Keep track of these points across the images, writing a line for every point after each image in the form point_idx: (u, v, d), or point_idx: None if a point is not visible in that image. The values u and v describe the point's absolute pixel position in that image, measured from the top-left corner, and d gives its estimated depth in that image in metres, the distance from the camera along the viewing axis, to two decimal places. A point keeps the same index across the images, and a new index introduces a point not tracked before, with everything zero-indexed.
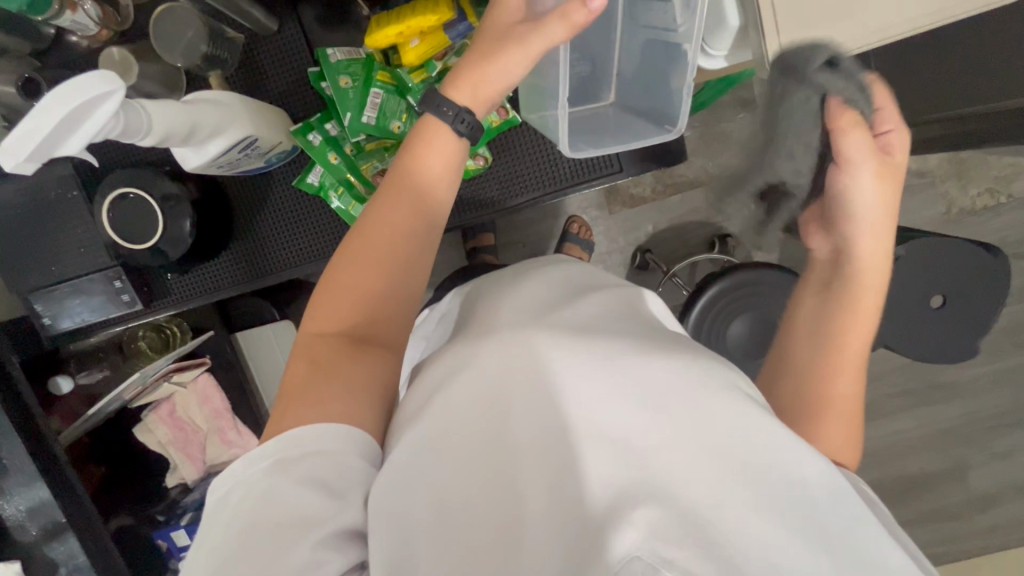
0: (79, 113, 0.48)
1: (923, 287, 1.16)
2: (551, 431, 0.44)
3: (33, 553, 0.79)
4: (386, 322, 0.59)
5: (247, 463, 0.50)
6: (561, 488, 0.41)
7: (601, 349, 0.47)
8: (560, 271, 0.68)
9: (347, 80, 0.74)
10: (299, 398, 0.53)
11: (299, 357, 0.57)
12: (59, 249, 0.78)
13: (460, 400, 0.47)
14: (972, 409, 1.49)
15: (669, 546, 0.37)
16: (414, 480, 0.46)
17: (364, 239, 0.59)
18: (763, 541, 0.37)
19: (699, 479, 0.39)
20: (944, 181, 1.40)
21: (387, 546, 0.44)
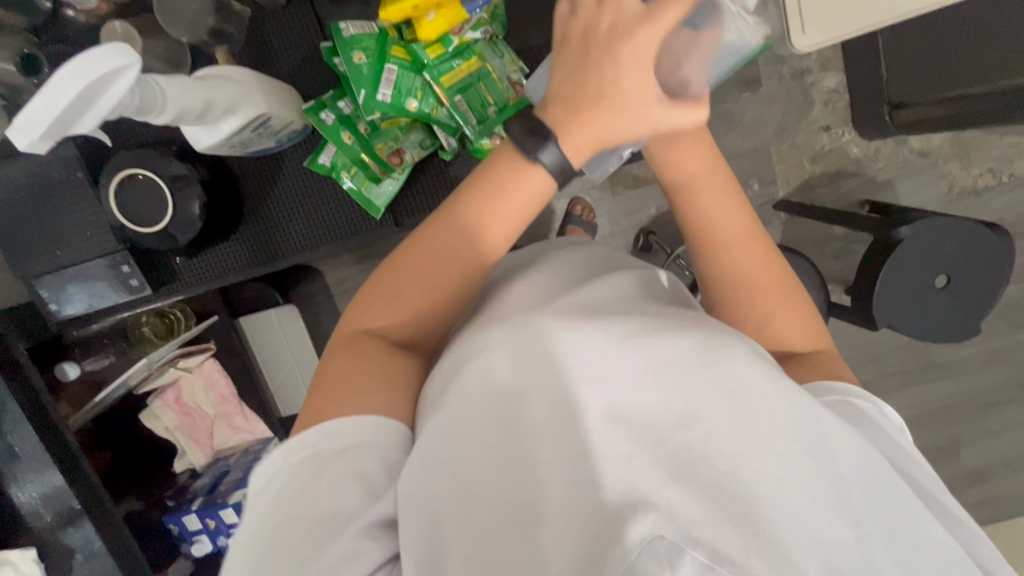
0: (95, 88, 0.46)
1: (930, 267, 1.16)
2: (571, 414, 0.43)
3: (49, 539, 0.79)
4: (426, 326, 0.58)
5: (283, 453, 0.50)
6: (581, 473, 0.40)
7: (617, 329, 0.46)
8: (574, 253, 0.67)
9: (360, 55, 0.71)
10: (329, 387, 0.52)
11: (335, 353, 0.56)
12: (63, 233, 0.76)
13: (478, 384, 0.46)
14: (965, 386, 1.51)
15: (694, 525, 0.36)
16: (436, 466, 0.45)
17: (420, 260, 0.57)
18: (792, 517, 0.36)
19: (726, 457, 0.38)
20: (946, 161, 1.40)
21: (418, 535, 0.43)
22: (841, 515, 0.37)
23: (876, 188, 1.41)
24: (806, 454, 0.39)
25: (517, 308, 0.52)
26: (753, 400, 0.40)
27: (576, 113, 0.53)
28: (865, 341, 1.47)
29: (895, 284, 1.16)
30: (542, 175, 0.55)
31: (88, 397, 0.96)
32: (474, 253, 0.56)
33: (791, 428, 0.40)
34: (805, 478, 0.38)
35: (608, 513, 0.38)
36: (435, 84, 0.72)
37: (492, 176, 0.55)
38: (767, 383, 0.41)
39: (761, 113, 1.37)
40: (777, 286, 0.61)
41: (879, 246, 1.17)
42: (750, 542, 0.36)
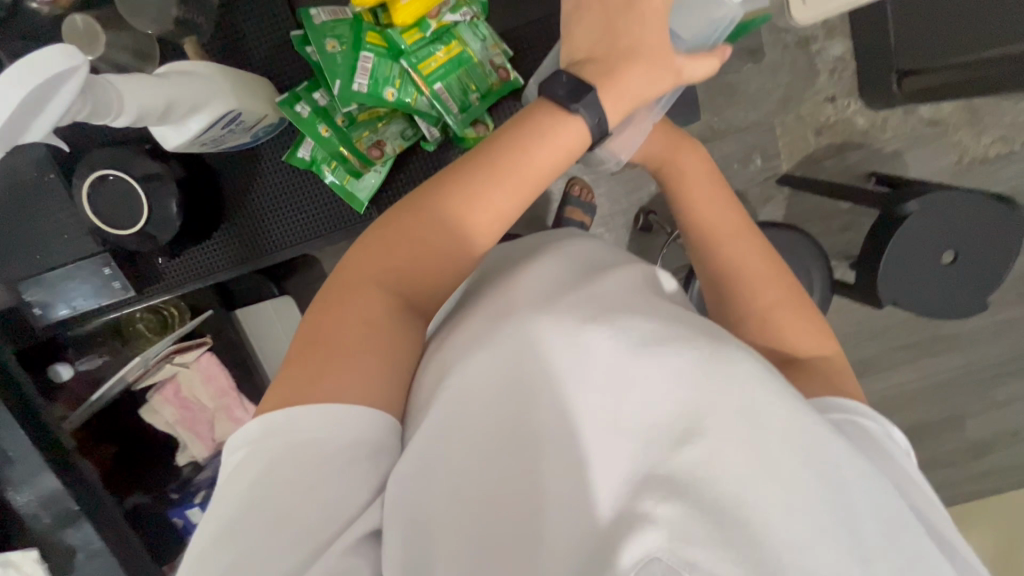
0: (41, 92, 0.44)
1: (938, 242, 1.12)
2: (571, 425, 0.41)
3: (50, 540, 0.80)
4: (440, 284, 0.52)
5: (265, 425, 0.44)
6: (579, 485, 0.39)
7: (629, 335, 0.44)
8: (578, 246, 0.63)
9: (333, 43, 0.68)
10: (317, 359, 0.46)
11: (323, 310, 0.49)
12: (43, 238, 0.76)
13: (478, 384, 0.45)
14: (971, 359, 1.48)
15: (695, 548, 0.35)
16: (427, 472, 0.43)
17: (439, 200, 0.51)
18: (797, 546, 0.35)
19: (734, 476, 0.36)
20: (957, 130, 1.34)
21: (404, 539, 0.40)
22: (846, 546, 0.36)
23: (883, 159, 1.36)
24: (814, 480, 0.37)
25: (521, 302, 0.49)
26: (761, 419, 0.39)
27: (609, 64, 0.58)
28: (870, 317, 1.45)
29: (901, 261, 1.13)
30: (582, 124, 0.55)
31: (84, 395, 0.96)
32: (501, 201, 0.52)
33: (800, 451, 0.38)
34: (812, 505, 0.37)
35: (607, 528, 0.37)
36: (414, 71, 0.69)
37: (533, 122, 0.54)
38: (778, 404, 0.40)
39: (764, 84, 1.32)
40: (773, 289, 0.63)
41: (884, 222, 1.14)
42: (753, 567, 0.34)
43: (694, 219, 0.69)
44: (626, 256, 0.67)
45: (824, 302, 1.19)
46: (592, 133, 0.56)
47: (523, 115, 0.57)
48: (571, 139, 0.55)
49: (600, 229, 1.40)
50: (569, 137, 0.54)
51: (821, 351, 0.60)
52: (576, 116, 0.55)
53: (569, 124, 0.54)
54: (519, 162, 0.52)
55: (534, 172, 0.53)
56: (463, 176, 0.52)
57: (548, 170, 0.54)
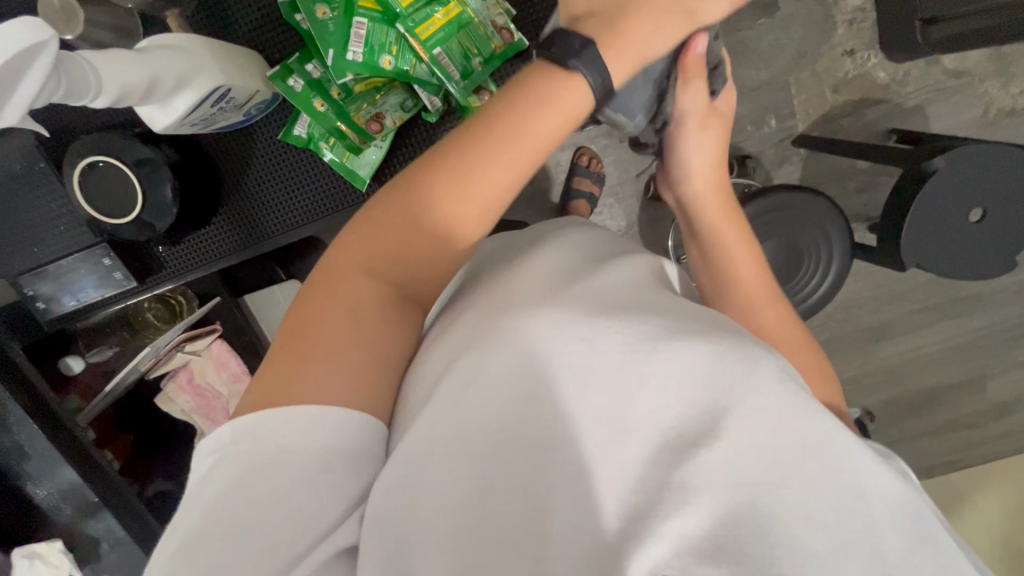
0: (7, 71, 0.41)
1: (965, 199, 1.07)
2: (573, 427, 0.39)
3: (74, 531, 0.81)
4: (438, 274, 0.49)
5: (235, 433, 0.42)
6: (582, 491, 0.37)
7: (633, 332, 0.41)
8: (574, 236, 0.60)
9: (324, 9, 0.64)
10: (300, 358, 0.43)
11: (306, 304, 0.46)
12: (38, 230, 0.74)
13: (482, 385, 0.42)
14: (994, 320, 1.44)
15: (703, 563, 0.33)
16: (409, 480, 0.40)
17: (428, 182, 0.48)
18: (817, 560, 0.33)
19: (745, 483, 0.35)
20: (984, 80, 1.27)
21: (379, 540, 0.39)
22: (863, 559, 0.34)
23: (905, 115, 1.29)
24: (834, 491, 0.35)
25: (522, 295, 0.46)
26: (781, 426, 0.37)
27: (601, 6, 0.55)
28: (889, 280, 1.40)
29: (926, 222, 1.08)
30: (584, 86, 0.50)
31: (98, 386, 0.98)
32: (495, 178, 0.48)
33: (820, 457, 0.36)
34: (831, 514, 0.35)
35: (609, 538, 0.35)
36: (411, 36, 0.65)
37: (533, 89, 0.49)
38: (802, 410, 0.38)
39: (778, 40, 1.25)
40: (786, 333, 0.60)
41: (907, 181, 1.08)
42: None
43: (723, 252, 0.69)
44: (627, 245, 0.64)
45: (844, 267, 1.14)
46: (596, 94, 0.51)
47: (520, 82, 0.53)
48: (573, 101, 0.50)
49: (609, 199, 1.36)
50: (575, 101, 0.50)
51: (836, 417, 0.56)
52: (576, 75, 0.50)
53: (572, 87, 0.50)
54: (516, 132, 0.48)
55: (532, 142, 0.49)
56: (454, 152, 0.48)
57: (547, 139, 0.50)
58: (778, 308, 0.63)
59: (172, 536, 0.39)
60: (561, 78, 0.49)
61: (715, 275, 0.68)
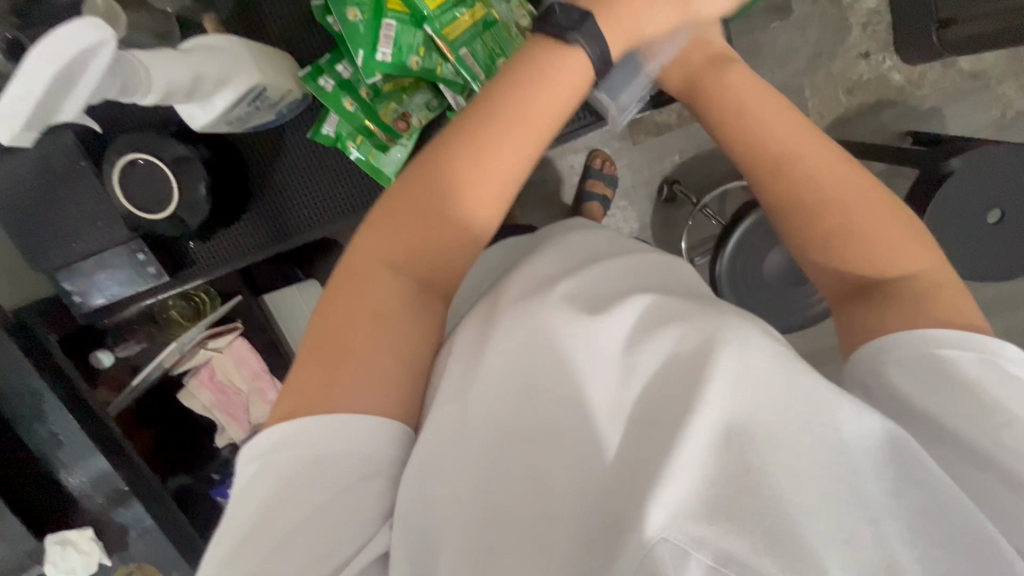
0: (71, 72, 0.44)
1: (982, 199, 1.06)
2: (579, 411, 0.41)
3: (104, 519, 0.83)
4: (451, 265, 0.51)
5: (273, 439, 0.43)
6: (585, 470, 0.39)
7: (617, 324, 0.45)
8: (579, 233, 0.62)
9: (355, 11, 0.66)
10: (326, 361, 0.45)
11: (330, 305, 0.47)
12: (75, 225, 0.76)
13: (489, 375, 0.43)
14: (1014, 324, 1.43)
15: (700, 522, 0.34)
16: (427, 477, 0.41)
17: (438, 165, 0.50)
18: (807, 514, 0.34)
19: (732, 445, 0.37)
20: (1001, 83, 1.27)
21: (409, 540, 0.40)
22: (860, 513, 0.35)
23: (921, 117, 1.29)
24: (816, 447, 0.37)
25: (519, 290, 0.50)
26: (764, 392, 0.38)
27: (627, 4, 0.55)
28: None
29: (944, 222, 1.07)
30: (582, 55, 0.52)
31: (126, 380, 1.01)
32: (505, 151, 0.50)
33: (798, 417, 0.38)
34: (818, 474, 0.36)
35: (611, 511, 0.36)
36: (438, 38, 0.67)
37: (529, 63, 0.52)
38: (770, 375, 0.39)
39: (793, 42, 1.26)
40: (838, 191, 0.54)
41: (924, 182, 1.08)
42: (762, 538, 0.33)
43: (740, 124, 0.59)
44: (634, 244, 0.65)
45: None
46: (595, 65, 0.53)
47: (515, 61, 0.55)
48: (570, 72, 0.52)
49: (623, 202, 1.37)
50: (575, 70, 0.52)
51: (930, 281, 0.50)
52: (574, 47, 0.52)
53: (570, 54, 0.52)
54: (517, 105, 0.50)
55: (537, 111, 0.50)
56: (467, 135, 0.50)
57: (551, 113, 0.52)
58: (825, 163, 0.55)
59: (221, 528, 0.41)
60: (555, 47, 0.52)
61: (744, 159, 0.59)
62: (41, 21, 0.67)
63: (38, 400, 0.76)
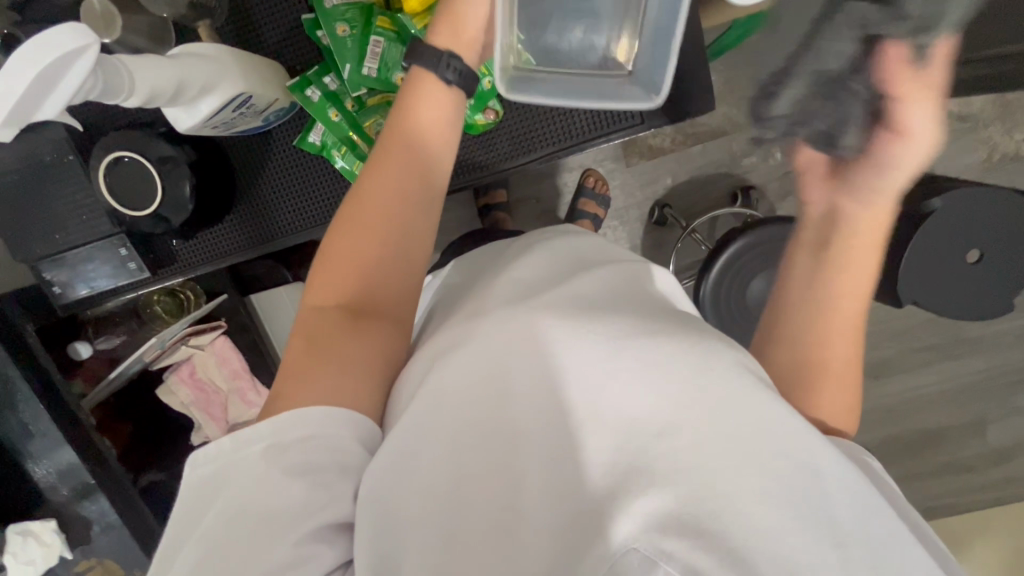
0: (52, 71, 0.45)
1: (962, 239, 1.08)
2: (554, 414, 0.39)
3: (67, 512, 0.82)
4: (388, 287, 0.55)
5: (235, 443, 0.44)
6: (556, 476, 0.37)
7: (603, 332, 0.42)
8: (565, 241, 0.62)
9: (344, 27, 0.68)
10: (298, 368, 0.48)
11: (296, 334, 0.51)
12: (59, 217, 0.77)
13: (457, 378, 0.43)
14: (995, 363, 1.44)
15: (667, 537, 0.32)
16: (400, 473, 0.41)
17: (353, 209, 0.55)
18: (769, 536, 0.32)
19: (701, 464, 0.34)
20: (987, 126, 1.30)
21: (374, 541, 0.40)
22: (826, 539, 0.32)
23: None
24: (790, 471, 0.34)
25: (496, 302, 0.49)
26: (740, 411, 0.36)
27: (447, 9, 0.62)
28: (889, 316, 1.42)
29: (924, 259, 1.09)
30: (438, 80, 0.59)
31: (103, 373, 1.01)
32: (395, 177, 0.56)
33: (770, 439, 0.36)
34: (786, 497, 0.33)
35: (579, 510, 0.35)
36: None
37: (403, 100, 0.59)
38: (743, 394, 0.37)
39: None
40: (847, 374, 0.54)
41: (905, 219, 1.10)
42: (728, 558, 0.31)
43: (835, 266, 0.56)
44: (629, 253, 0.64)
45: None
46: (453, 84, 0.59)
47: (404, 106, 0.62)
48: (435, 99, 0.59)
49: (614, 222, 1.39)
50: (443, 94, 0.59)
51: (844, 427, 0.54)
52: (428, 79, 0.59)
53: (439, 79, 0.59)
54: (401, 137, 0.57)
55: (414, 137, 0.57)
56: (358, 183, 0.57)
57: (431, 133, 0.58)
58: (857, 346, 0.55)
59: (177, 503, 0.43)
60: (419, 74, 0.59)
61: (806, 290, 0.56)
62: (41, 18, 0.69)
63: (10, 389, 0.77)
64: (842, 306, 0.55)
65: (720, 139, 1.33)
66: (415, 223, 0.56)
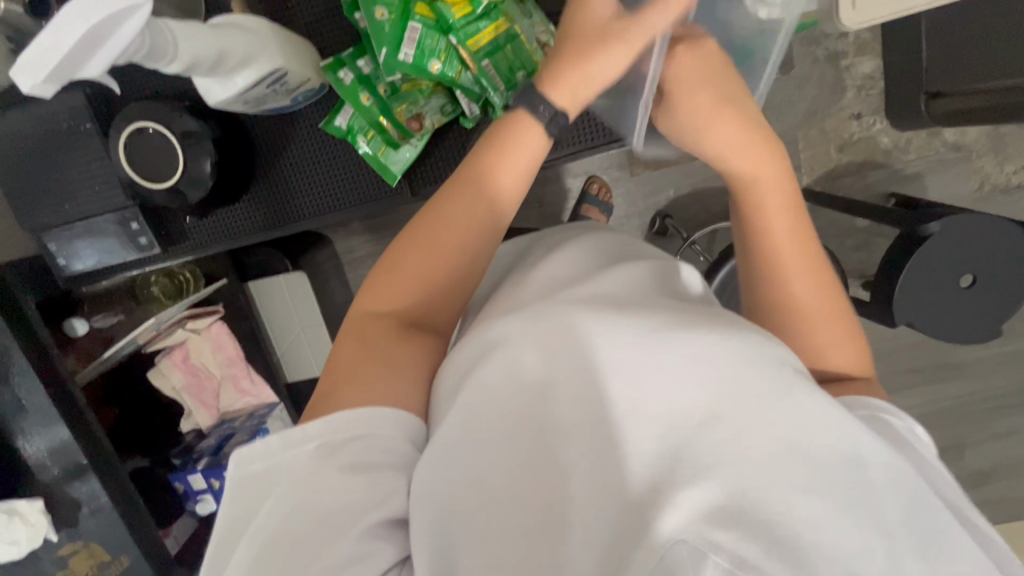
0: (102, 30, 0.45)
1: (956, 265, 1.11)
2: (595, 407, 0.39)
3: (56, 492, 0.80)
4: (440, 299, 0.56)
5: (285, 439, 0.44)
6: (603, 470, 0.37)
7: (642, 325, 0.42)
8: (593, 237, 0.63)
9: (382, 11, 0.68)
10: (350, 370, 0.49)
11: (348, 336, 0.53)
12: (69, 186, 0.75)
13: (493, 374, 0.42)
14: (976, 389, 1.47)
15: (717, 528, 0.33)
16: (444, 471, 0.42)
17: (426, 230, 0.56)
18: (815, 526, 0.32)
19: (748, 459, 0.34)
20: (980, 156, 1.33)
21: (432, 539, 0.41)
22: (870, 525, 0.33)
23: (905, 181, 1.35)
24: (831, 461, 0.35)
25: (531, 296, 0.49)
26: (782, 403, 0.36)
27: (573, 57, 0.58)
28: (877, 337, 1.44)
29: (919, 282, 1.11)
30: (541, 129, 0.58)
31: (96, 352, 0.96)
32: (463, 210, 0.56)
33: (811, 430, 0.36)
34: (833, 485, 0.34)
35: (625, 506, 0.35)
36: (461, 47, 0.68)
37: (498, 134, 0.58)
38: (786, 386, 0.37)
39: (791, 96, 1.31)
40: (823, 306, 0.57)
41: (904, 241, 1.12)
42: (775, 549, 0.32)
43: (751, 220, 0.59)
44: (651, 249, 0.65)
45: None
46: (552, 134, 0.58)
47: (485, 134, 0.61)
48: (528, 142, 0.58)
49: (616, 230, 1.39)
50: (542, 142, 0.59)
51: (852, 361, 0.57)
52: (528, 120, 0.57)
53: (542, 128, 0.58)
54: (487, 172, 0.57)
55: (505, 177, 0.57)
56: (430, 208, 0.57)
57: (520, 173, 0.58)
58: (809, 276, 0.58)
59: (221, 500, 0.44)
60: (524, 117, 0.57)
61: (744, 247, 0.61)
62: None
63: (7, 362, 0.74)
64: (779, 252, 0.58)
65: None
66: (479, 255, 0.57)
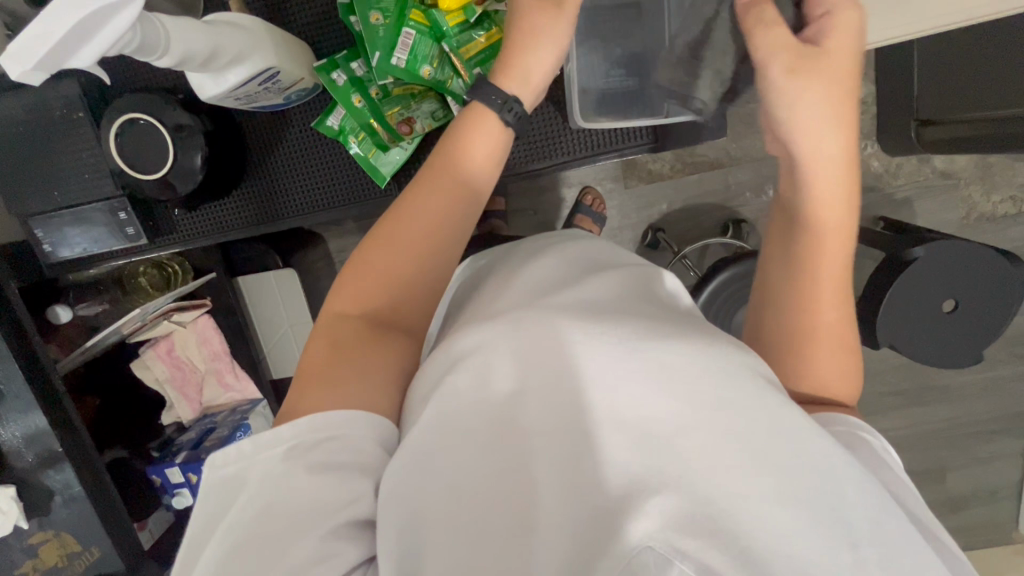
0: (91, 23, 0.46)
1: (938, 290, 1.13)
2: (570, 413, 0.39)
3: (29, 479, 0.79)
4: (408, 298, 0.57)
5: (260, 440, 0.45)
6: (574, 477, 0.37)
7: (618, 333, 0.42)
8: (578, 244, 0.64)
9: (378, 16, 0.69)
10: (323, 373, 0.50)
11: (316, 338, 0.55)
12: (59, 173, 0.75)
13: (471, 378, 0.43)
14: (958, 413, 1.49)
15: (682, 536, 0.33)
16: (417, 472, 0.42)
17: (393, 226, 0.58)
18: (780, 536, 0.32)
19: (716, 467, 0.35)
20: (968, 185, 1.36)
21: (400, 540, 0.41)
22: (838, 534, 0.33)
23: (893, 205, 1.37)
24: (799, 472, 0.35)
25: (513, 301, 0.50)
26: (751, 415, 0.37)
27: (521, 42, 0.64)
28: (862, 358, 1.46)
29: (903, 304, 1.13)
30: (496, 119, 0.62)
31: (79, 341, 0.95)
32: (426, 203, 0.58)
33: (780, 441, 0.36)
34: (802, 495, 0.34)
35: (594, 512, 0.36)
36: (454, 55, 0.70)
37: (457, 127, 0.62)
38: (755, 399, 0.38)
39: None
40: (838, 339, 0.56)
41: (889, 264, 1.14)
42: (740, 559, 0.32)
43: (806, 240, 0.57)
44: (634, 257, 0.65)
45: None
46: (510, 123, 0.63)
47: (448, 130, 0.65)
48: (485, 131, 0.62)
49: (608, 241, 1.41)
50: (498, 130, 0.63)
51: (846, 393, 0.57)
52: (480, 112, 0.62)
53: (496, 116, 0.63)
54: (454, 163, 0.60)
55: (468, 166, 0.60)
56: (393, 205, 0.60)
57: (480, 160, 0.61)
58: (839, 312, 0.57)
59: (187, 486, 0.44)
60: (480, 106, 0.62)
61: (775, 268, 0.59)
62: None
63: None
64: (823, 286, 0.57)
65: (716, 171, 1.35)
66: (444, 250, 0.59)
